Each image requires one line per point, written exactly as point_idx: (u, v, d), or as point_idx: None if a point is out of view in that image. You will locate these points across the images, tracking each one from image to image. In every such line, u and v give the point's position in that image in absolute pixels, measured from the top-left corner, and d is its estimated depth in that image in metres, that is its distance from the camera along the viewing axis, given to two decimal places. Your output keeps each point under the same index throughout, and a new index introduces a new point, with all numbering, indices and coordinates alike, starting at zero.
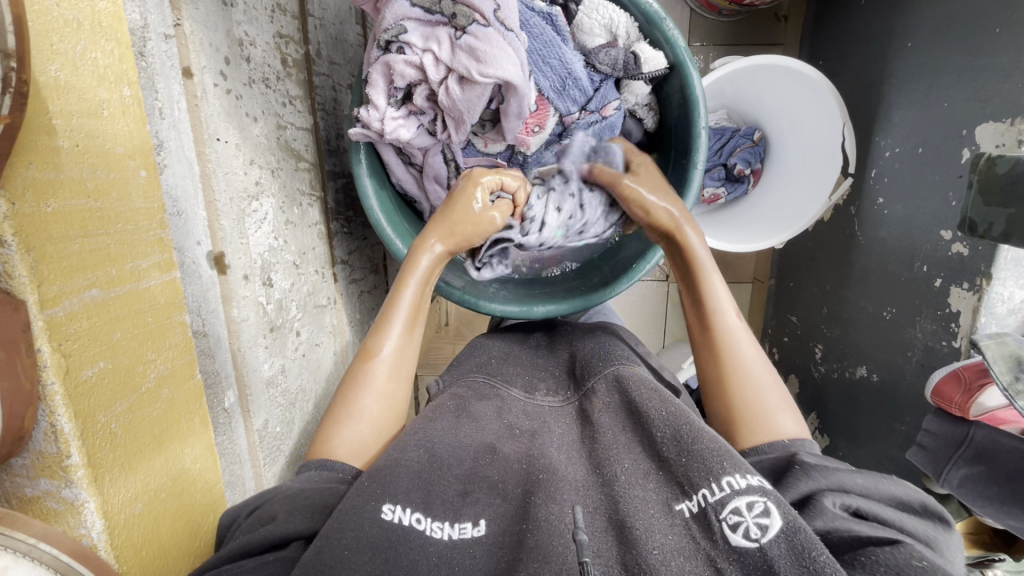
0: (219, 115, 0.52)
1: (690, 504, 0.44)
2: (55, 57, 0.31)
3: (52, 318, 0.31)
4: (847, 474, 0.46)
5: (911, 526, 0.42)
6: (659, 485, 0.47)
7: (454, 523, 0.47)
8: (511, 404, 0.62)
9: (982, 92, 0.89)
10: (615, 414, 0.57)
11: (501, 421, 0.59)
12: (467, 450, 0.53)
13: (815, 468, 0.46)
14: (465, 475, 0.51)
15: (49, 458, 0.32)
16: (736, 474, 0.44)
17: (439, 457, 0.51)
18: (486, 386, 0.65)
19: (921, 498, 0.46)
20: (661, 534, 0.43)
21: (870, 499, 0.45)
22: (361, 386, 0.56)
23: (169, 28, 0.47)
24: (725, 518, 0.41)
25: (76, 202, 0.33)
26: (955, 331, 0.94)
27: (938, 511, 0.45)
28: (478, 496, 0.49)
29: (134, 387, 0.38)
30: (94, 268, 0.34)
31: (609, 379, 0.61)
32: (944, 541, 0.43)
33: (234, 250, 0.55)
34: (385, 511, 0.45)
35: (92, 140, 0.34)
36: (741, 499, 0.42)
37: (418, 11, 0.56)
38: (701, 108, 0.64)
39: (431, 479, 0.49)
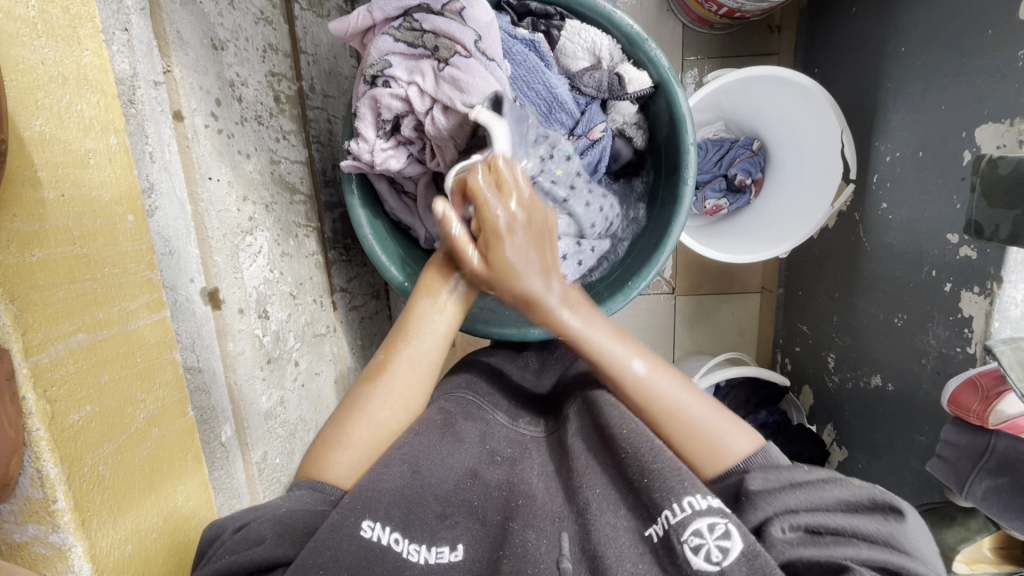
0: (210, 155, 0.53)
1: (656, 528, 0.43)
2: (39, 112, 0.33)
3: (37, 365, 0.32)
4: (789, 490, 0.46)
5: (862, 532, 0.43)
6: (629, 510, 0.47)
7: (432, 546, 0.46)
8: (495, 429, 0.61)
9: (978, 93, 0.87)
10: (586, 439, 0.56)
11: (482, 447, 0.58)
12: (451, 472, 0.53)
13: (758, 496, 0.46)
14: (445, 497, 0.50)
15: (36, 503, 0.33)
16: (697, 494, 0.43)
17: (422, 473, 0.50)
18: (473, 403, 0.62)
19: (870, 493, 0.45)
20: (630, 563, 0.42)
21: (819, 511, 0.44)
22: (354, 412, 0.53)
23: (159, 74, 0.49)
24: (687, 541, 0.40)
25: (63, 250, 0.34)
26: (969, 337, 0.91)
27: (890, 501, 0.44)
28: (457, 519, 0.49)
29: (122, 428, 0.38)
30: (80, 313, 0.35)
31: (580, 402, 0.60)
32: (898, 535, 0.42)
33: (228, 285, 0.56)
34: (364, 528, 0.43)
35: (78, 189, 0.35)
36: (702, 520, 0.41)
37: (401, 45, 0.57)
38: (688, 126, 0.64)
39: (412, 498, 0.48)
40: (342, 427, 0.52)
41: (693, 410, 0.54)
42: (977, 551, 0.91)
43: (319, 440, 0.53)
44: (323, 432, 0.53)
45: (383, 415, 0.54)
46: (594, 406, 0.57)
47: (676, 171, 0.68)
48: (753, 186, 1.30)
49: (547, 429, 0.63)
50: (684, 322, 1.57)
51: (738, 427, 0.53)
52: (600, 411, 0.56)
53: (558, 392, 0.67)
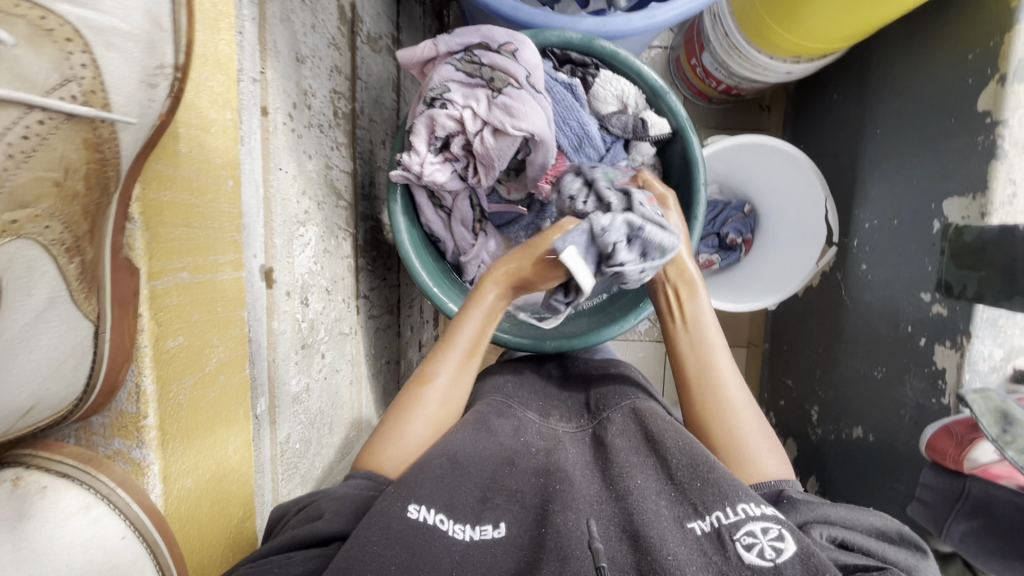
0: (284, 149, 0.59)
1: (702, 523, 0.48)
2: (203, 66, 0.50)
3: (153, 290, 0.45)
4: (829, 506, 0.51)
5: (893, 555, 0.47)
6: (672, 503, 0.50)
7: (475, 525, 0.50)
8: (528, 424, 0.65)
9: (945, 170, 1.00)
10: (629, 440, 0.60)
11: (516, 439, 0.61)
12: (488, 461, 0.57)
13: (801, 501, 0.51)
14: (484, 484, 0.54)
15: (128, 416, 0.46)
16: (751, 502, 0.48)
17: (461, 465, 0.55)
18: (503, 404, 0.67)
19: (899, 529, 0.51)
20: (674, 544, 0.46)
21: (855, 531, 0.49)
22: (412, 408, 0.61)
23: (256, 73, 0.55)
24: (740, 538, 0.45)
25: (182, 197, 0.48)
26: (942, 388, 0.98)
27: (916, 540, 0.50)
28: (496, 502, 0.53)
29: (200, 365, 0.50)
30: (185, 254, 0.48)
31: (626, 411, 0.65)
32: (925, 568, 0.47)
33: (281, 267, 0.60)
34: (411, 509, 0.49)
35: (201, 149, 0.49)
36: (755, 523, 0.46)
37: (460, 74, 0.66)
38: (701, 168, 0.73)
39: (453, 484, 0.53)
40: (401, 422, 0.60)
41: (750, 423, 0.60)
42: None
43: (378, 431, 0.61)
44: (379, 430, 0.61)
45: (436, 415, 0.62)
46: (639, 419, 0.62)
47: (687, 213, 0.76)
48: (744, 246, 1.40)
49: (577, 425, 0.66)
50: None
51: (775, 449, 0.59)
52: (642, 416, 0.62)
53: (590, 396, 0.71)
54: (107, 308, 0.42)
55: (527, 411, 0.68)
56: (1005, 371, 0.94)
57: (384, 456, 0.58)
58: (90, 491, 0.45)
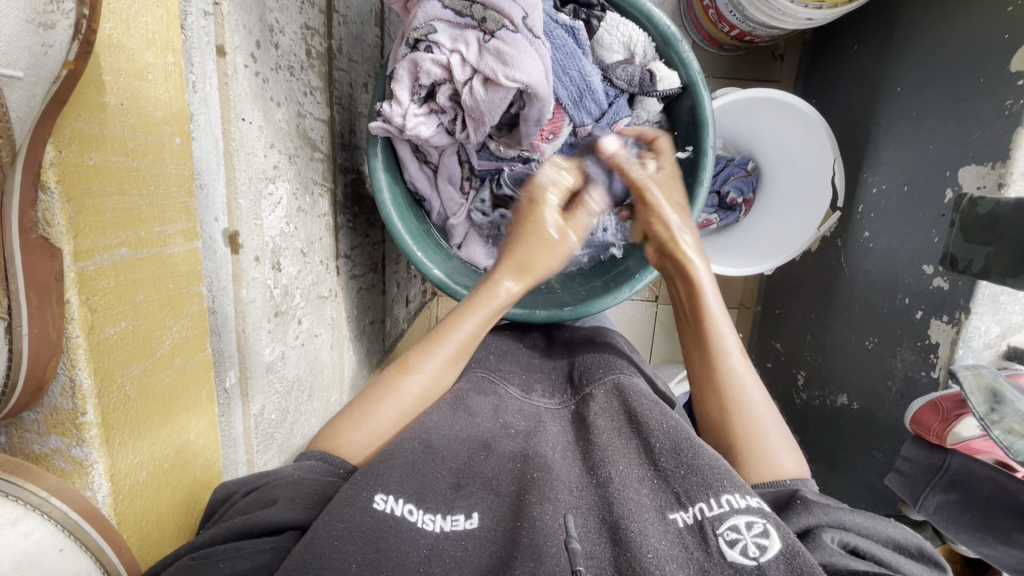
0: (247, 95, 0.52)
1: (685, 515, 0.46)
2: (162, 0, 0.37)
3: (82, 271, 0.32)
4: (846, 512, 0.47)
5: (907, 570, 0.44)
6: (653, 492, 0.49)
7: (447, 516, 0.47)
8: (508, 402, 0.63)
9: (966, 136, 0.94)
10: (612, 420, 0.58)
11: (496, 421, 0.59)
12: (461, 446, 0.55)
13: (816, 503, 0.47)
14: (459, 470, 0.52)
15: (63, 414, 0.33)
16: (735, 493, 0.46)
17: (433, 449, 0.53)
18: (485, 379, 0.66)
19: (917, 543, 0.47)
20: (655, 539, 0.44)
21: (870, 540, 0.46)
22: (371, 408, 0.57)
23: (209, 5, 0.48)
24: (724, 534, 0.43)
25: (116, 158, 0.34)
26: (934, 362, 0.97)
27: (934, 557, 0.47)
28: (471, 489, 0.50)
29: (149, 351, 0.38)
30: (124, 228, 0.34)
31: (609, 386, 0.63)
32: None
33: (248, 231, 0.55)
34: (377, 501, 0.46)
35: (136, 101, 0.35)
36: (741, 517, 0.43)
37: (448, 13, 0.58)
38: (710, 128, 0.67)
39: (424, 470, 0.51)
40: (370, 408, 0.57)
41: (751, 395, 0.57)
42: None
43: (337, 417, 0.58)
44: (347, 408, 0.58)
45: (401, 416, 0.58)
46: (624, 396, 0.60)
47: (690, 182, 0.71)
48: (745, 206, 1.33)
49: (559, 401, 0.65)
50: (664, 329, 1.62)
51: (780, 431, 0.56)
52: (626, 396, 0.60)
53: (574, 371, 0.69)
54: (24, 297, 0.30)
55: (508, 386, 0.66)
56: (999, 348, 0.93)
57: (344, 437, 0.55)
58: (17, 503, 0.34)
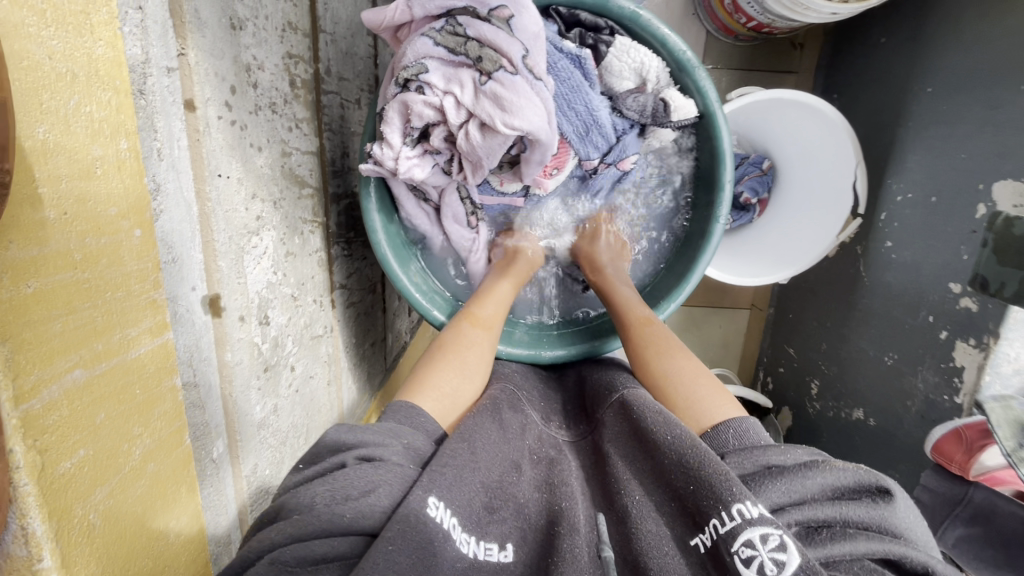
0: (221, 149, 0.48)
1: (704, 538, 0.42)
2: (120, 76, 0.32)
3: (28, 412, 0.27)
4: (772, 483, 0.44)
5: (853, 520, 0.42)
6: (670, 517, 0.45)
7: (482, 541, 0.43)
8: (534, 425, 0.60)
9: (1003, 148, 0.87)
10: (624, 441, 0.54)
11: (524, 443, 0.56)
12: (497, 463, 0.50)
13: (747, 490, 0.45)
14: (491, 488, 0.48)
15: (15, 563, 0.29)
16: (747, 501, 0.41)
17: (475, 457, 0.49)
18: (515, 394, 0.62)
19: (856, 475, 0.44)
20: (674, 572, 0.41)
21: (807, 503, 0.43)
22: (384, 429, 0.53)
23: (172, 59, 0.43)
24: (737, 552, 0.39)
25: (63, 277, 0.29)
26: (958, 386, 0.93)
27: (877, 483, 0.43)
28: (505, 514, 0.46)
29: (116, 469, 0.34)
30: (77, 347, 0.30)
31: (617, 405, 0.59)
32: (890, 518, 0.42)
33: (230, 291, 0.51)
34: (430, 506, 0.42)
35: (82, 205, 0.30)
36: (754, 531, 0.39)
37: (441, 50, 0.52)
38: (728, 161, 0.62)
39: (467, 484, 0.46)
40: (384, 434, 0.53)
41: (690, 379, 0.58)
42: None
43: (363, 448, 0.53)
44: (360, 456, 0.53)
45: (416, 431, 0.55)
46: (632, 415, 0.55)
47: (705, 217, 0.67)
48: (758, 205, 1.27)
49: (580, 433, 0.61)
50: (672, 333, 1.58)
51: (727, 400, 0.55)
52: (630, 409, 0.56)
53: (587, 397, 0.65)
54: None
55: (532, 409, 0.63)
56: None
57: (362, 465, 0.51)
58: None
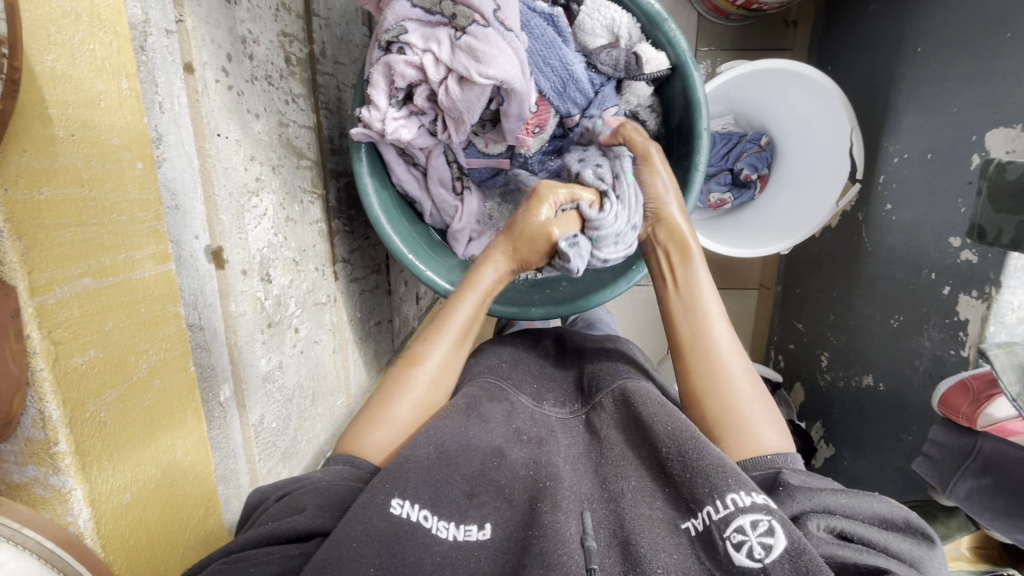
0: (220, 111, 0.52)
1: (695, 522, 0.43)
2: (121, 21, 0.36)
3: (42, 305, 0.31)
4: (830, 494, 0.44)
5: (896, 548, 0.41)
6: (665, 502, 0.46)
7: (460, 524, 0.46)
8: (521, 409, 0.61)
9: (993, 96, 0.87)
10: (621, 429, 0.55)
11: (508, 426, 0.57)
12: (477, 451, 0.52)
13: (798, 489, 0.44)
14: (473, 477, 0.50)
15: (36, 444, 0.32)
16: (741, 491, 0.42)
17: (450, 456, 0.51)
18: (496, 387, 0.64)
19: (905, 517, 0.44)
20: (665, 554, 0.42)
21: (855, 520, 0.43)
22: (397, 395, 0.57)
23: (171, 23, 0.47)
24: (730, 537, 0.40)
25: (71, 191, 0.33)
26: (963, 340, 0.92)
27: (924, 529, 0.43)
28: (484, 498, 0.49)
29: (124, 377, 0.38)
30: (86, 257, 0.34)
31: (617, 394, 0.60)
32: (930, 560, 0.41)
33: (232, 245, 0.55)
34: (394, 505, 0.45)
35: (88, 131, 0.34)
36: (746, 516, 0.40)
37: (418, 11, 0.56)
38: (703, 110, 0.64)
39: (439, 477, 0.49)
40: (387, 405, 0.56)
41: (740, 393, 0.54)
42: (955, 549, 0.93)
43: (359, 417, 0.57)
44: (365, 409, 0.57)
45: (424, 399, 0.58)
46: (630, 399, 0.57)
47: (684, 173, 0.68)
48: (758, 182, 1.28)
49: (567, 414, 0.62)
50: None
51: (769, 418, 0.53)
52: (632, 401, 0.57)
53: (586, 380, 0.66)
54: None
55: (519, 394, 0.64)
56: None
57: (368, 430, 0.55)
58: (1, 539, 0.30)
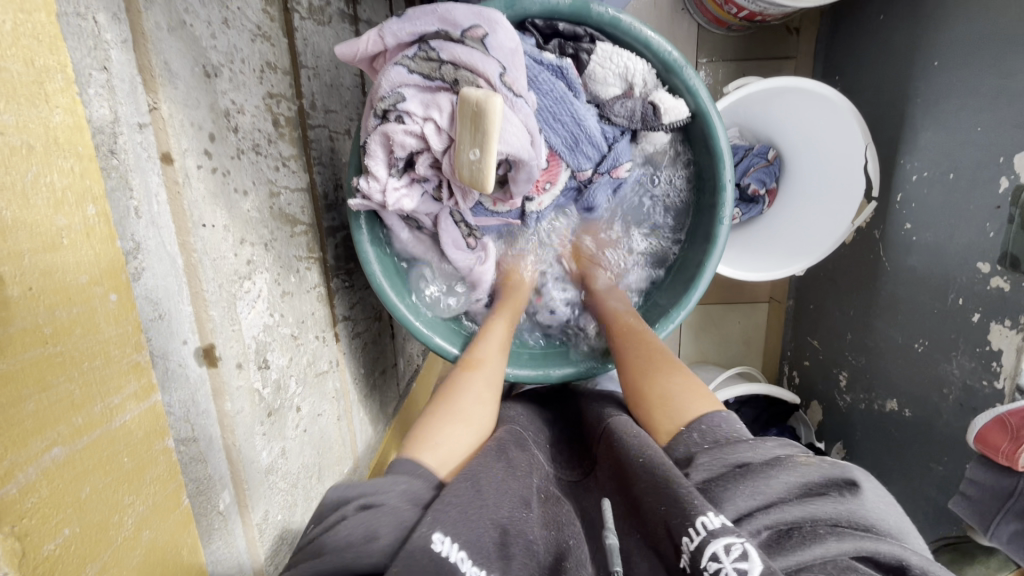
0: (203, 198, 0.48)
1: (682, 559, 0.39)
2: (83, 140, 0.32)
3: (3, 499, 0.27)
4: (743, 485, 0.43)
5: (824, 518, 0.39)
6: (661, 547, 0.42)
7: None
8: (540, 466, 0.57)
9: (1021, 117, 0.82)
10: (615, 483, 0.52)
11: (532, 482, 0.53)
12: (506, 497, 0.48)
13: (717, 492, 0.43)
14: (501, 523, 0.45)
15: None
16: (710, 513, 0.39)
17: (484, 494, 0.46)
18: (522, 435, 0.59)
19: (817, 470, 0.43)
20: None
21: (777, 505, 0.41)
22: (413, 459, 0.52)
23: (144, 114, 0.42)
24: (706, 567, 0.37)
25: (31, 354, 0.28)
26: (997, 371, 0.87)
27: (843, 476, 0.42)
28: (515, 553, 0.43)
29: (107, 543, 0.33)
30: (54, 424, 0.30)
31: (602, 438, 0.57)
32: (858, 510, 0.40)
33: (225, 340, 0.51)
34: (435, 540, 0.40)
35: (49, 277, 0.30)
36: (718, 541, 0.37)
37: (416, 77, 0.51)
38: (726, 161, 0.59)
39: (471, 517, 0.44)
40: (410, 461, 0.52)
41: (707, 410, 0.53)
42: None
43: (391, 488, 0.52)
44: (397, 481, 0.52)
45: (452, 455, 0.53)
46: (614, 438, 0.55)
47: (708, 225, 0.64)
48: (767, 197, 1.22)
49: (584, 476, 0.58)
50: (690, 333, 1.54)
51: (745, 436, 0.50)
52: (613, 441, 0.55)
53: (591, 430, 0.62)
54: None
55: (537, 452, 0.60)
56: None
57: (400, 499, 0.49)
58: None
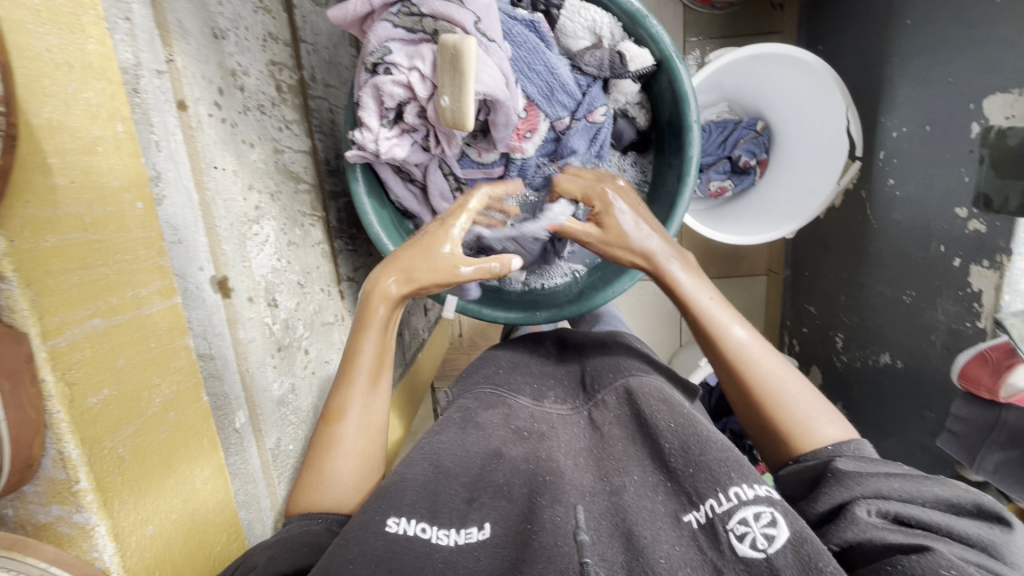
0: (214, 143, 0.54)
1: (697, 515, 0.43)
2: (111, 67, 0.38)
3: (55, 348, 0.32)
4: (884, 478, 0.42)
5: (959, 532, 0.38)
6: (668, 496, 0.45)
7: (460, 529, 0.46)
8: (519, 411, 0.57)
9: (986, 64, 0.86)
10: (625, 428, 0.52)
11: (508, 428, 0.55)
12: (474, 456, 0.51)
13: (847, 474, 0.43)
14: (472, 482, 0.50)
15: (60, 483, 0.34)
16: (744, 484, 0.42)
17: (445, 468, 0.50)
18: (493, 395, 0.60)
19: (974, 498, 0.41)
20: (667, 545, 0.42)
21: (913, 503, 0.41)
22: (329, 450, 0.52)
23: (162, 63, 0.49)
24: (733, 529, 0.40)
25: (74, 236, 0.34)
26: (978, 312, 0.90)
27: (997, 510, 0.40)
28: (483, 501, 0.48)
29: (139, 412, 0.39)
30: (94, 299, 0.35)
31: (620, 391, 0.56)
32: (1002, 546, 0.38)
33: (237, 274, 0.57)
34: (390, 523, 0.45)
35: (86, 176, 0.35)
36: (749, 509, 0.40)
37: (400, 31, 0.58)
38: (690, 103, 0.63)
39: (437, 487, 0.48)
40: (320, 462, 0.52)
41: (785, 388, 0.50)
42: None
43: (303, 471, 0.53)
44: (307, 461, 0.53)
45: (360, 446, 0.53)
46: (635, 401, 0.53)
47: (678, 168, 0.68)
48: (758, 167, 1.25)
49: (573, 407, 0.58)
50: None
51: (823, 411, 0.49)
52: (637, 402, 0.53)
53: (588, 374, 0.62)
54: None
55: (519, 395, 0.60)
56: None
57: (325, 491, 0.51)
58: None
